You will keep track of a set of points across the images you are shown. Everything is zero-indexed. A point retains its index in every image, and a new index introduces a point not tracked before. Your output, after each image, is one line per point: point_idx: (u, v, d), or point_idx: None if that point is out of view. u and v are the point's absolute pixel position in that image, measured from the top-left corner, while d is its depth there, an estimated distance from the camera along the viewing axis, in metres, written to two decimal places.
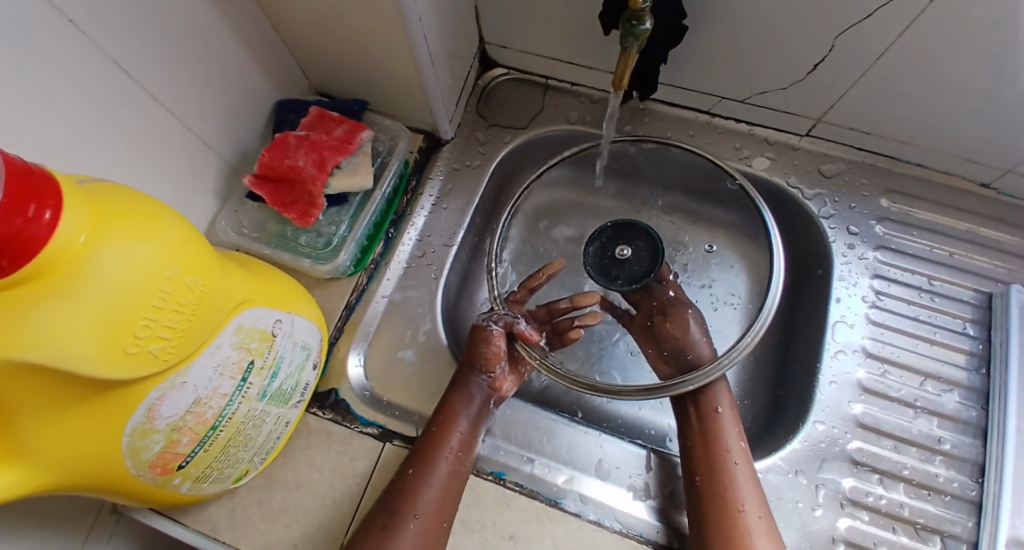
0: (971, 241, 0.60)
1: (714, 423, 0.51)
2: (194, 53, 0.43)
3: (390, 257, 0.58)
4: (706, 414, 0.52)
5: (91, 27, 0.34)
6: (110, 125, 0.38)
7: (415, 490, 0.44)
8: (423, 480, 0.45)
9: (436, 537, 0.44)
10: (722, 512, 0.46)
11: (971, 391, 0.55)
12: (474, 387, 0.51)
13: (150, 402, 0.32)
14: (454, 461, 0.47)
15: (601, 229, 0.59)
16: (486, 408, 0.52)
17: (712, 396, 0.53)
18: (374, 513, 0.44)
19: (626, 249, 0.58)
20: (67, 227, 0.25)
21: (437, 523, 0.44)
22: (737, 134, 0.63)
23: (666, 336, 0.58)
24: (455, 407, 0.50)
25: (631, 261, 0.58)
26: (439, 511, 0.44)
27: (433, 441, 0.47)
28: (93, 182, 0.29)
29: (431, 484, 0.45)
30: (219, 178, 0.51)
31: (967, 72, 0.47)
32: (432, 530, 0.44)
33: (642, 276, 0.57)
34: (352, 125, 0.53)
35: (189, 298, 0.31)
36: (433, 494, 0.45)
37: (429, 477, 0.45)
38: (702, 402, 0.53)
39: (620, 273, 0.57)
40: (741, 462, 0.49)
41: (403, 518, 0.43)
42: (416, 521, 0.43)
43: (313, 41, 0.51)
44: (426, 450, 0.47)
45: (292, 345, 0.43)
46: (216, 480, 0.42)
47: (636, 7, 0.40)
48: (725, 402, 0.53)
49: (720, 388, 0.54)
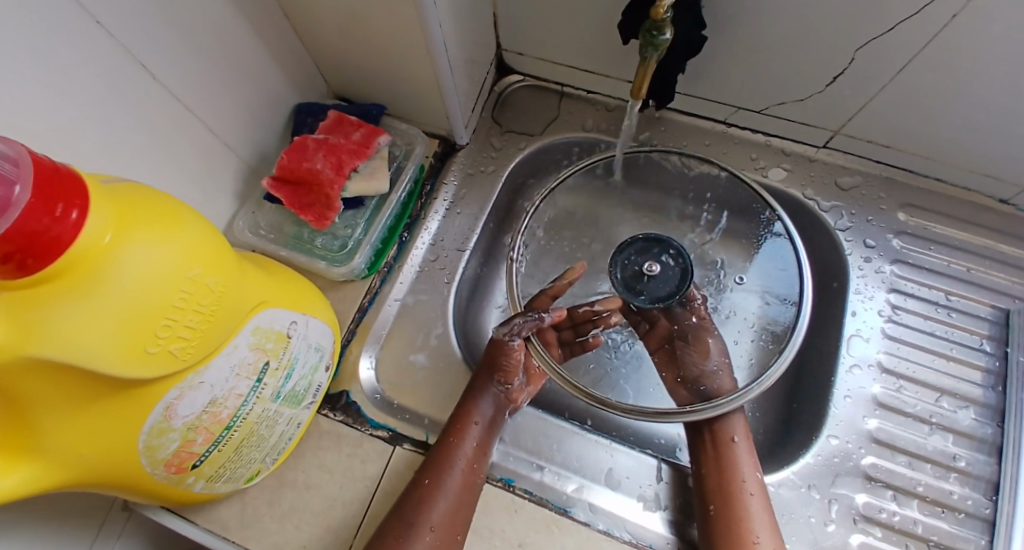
0: (988, 256, 0.59)
1: (729, 450, 0.51)
2: (216, 55, 0.44)
3: (404, 260, 0.59)
4: (721, 442, 0.52)
5: (117, 29, 0.35)
6: (133, 126, 0.38)
7: (429, 501, 0.45)
8: (438, 491, 0.45)
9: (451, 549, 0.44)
10: (735, 542, 0.45)
11: (987, 408, 0.54)
12: (490, 396, 0.51)
13: (168, 401, 0.32)
14: (469, 472, 0.47)
15: (631, 243, 0.57)
16: (501, 416, 0.52)
17: (728, 425, 0.52)
18: (389, 522, 0.44)
19: (655, 265, 0.56)
20: (92, 227, 0.26)
21: (451, 535, 0.44)
22: (752, 145, 0.63)
23: (684, 359, 0.59)
24: (470, 416, 0.50)
25: (658, 278, 0.56)
26: (453, 524, 0.44)
27: (448, 451, 0.47)
28: (117, 182, 0.29)
29: (446, 495, 0.45)
30: (237, 179, 0.51)
31: (989, 86, 0.47)
32: (446, 541, 0.44)
33: (666, 297, 0.56)
34: (370, 130, 0.53)
35: (209, 299, 0.32)
36: (448, 505, 0.45)
37: (444, 488, 0.45)
38: (717, 430, 0.52)
39: (644, 290, 0.56)
40: (755, 495, 0.49)
41: (418, 530, 0.43)
42: (432, 533, 0.43)
43: (334, 45, 0.52)
44: (441, 460, 0.47)
45: (306, 346, 0.44)
46: (229, 480, 0.42)
47: (657, 17, 0.40)
48: (741, 432, 0.52)
49: (735, 415, 0.53)
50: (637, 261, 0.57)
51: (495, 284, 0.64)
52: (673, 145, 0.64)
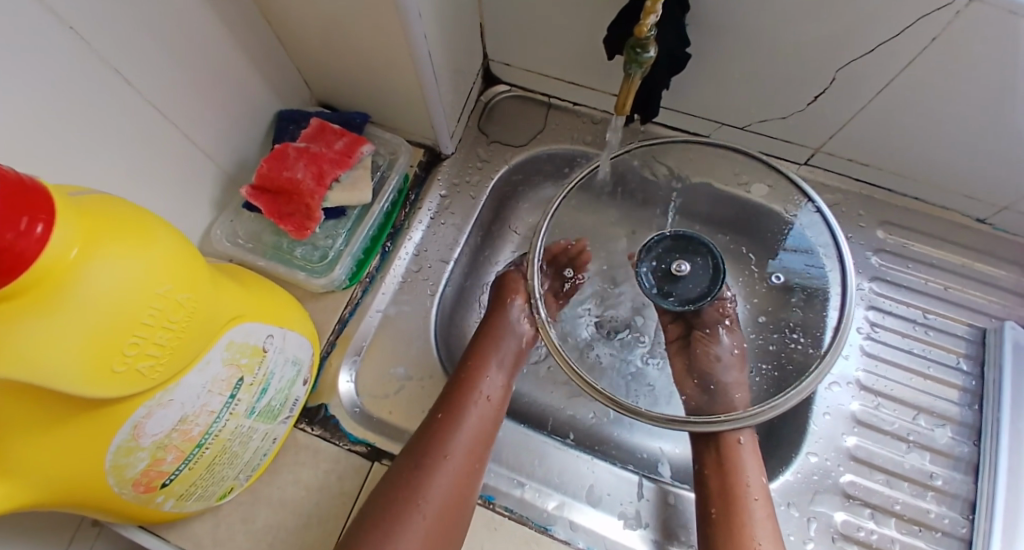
0: (965, 275, 0.60)
1: (734, 453, 0.51)
2: (197, 61, 0.43)
3: (387, 271, 0.58)
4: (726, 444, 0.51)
5: (94, 37, 0.34)
6: (107, 133, 0.37)
7: (445, 431, 0.46)
8: (454, 422, 0.47)
9: (467, 478, 0.45)
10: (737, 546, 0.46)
11: (963, 426, 0.55)
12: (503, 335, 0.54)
13: (136, 420, 0.31)
14: (484, 405, 0.49)
15: (660, 242, 0.59)
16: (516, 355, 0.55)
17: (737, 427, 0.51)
18: (406, 454, 0.45)
19: (684, 264, 0.58)
20: (58, 241, 0.24)
21: (467, 465, 0.45)
22: (737, 160, 0.61)
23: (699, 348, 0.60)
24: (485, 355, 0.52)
25: (687, 278, 0.58)
26: (470, 453, 0.46)
27: (463, 386, 0.49)
28: (86, 195, 0.28)
29: (461, 426, 0.47)
30: (216, 187, 0.50)
31: (965, 109, 0.48)
32: (463, 470, 0.45)
33: (696, 298, 0.57)
34: (353, 138, 0.53)
35: (180, 314, 0.31)
36: (464, 436, 0.46)
37: (459, 420, 0.47)
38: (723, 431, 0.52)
39: (674, 292, 0.57)
40: (762, 500, 0.49)
41: (436, 456, 0.45)
42: (447, 461, 0.45)
43: (318, 53, 0.51)
44: (456, 396, 0.49)
45: (282, 360, 0.43)
46: (199, 498, 0.41)
47: (641, 36, 0.40)
48: (748, 435, 0.52)
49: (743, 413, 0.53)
50: (667, 258, 0.59)
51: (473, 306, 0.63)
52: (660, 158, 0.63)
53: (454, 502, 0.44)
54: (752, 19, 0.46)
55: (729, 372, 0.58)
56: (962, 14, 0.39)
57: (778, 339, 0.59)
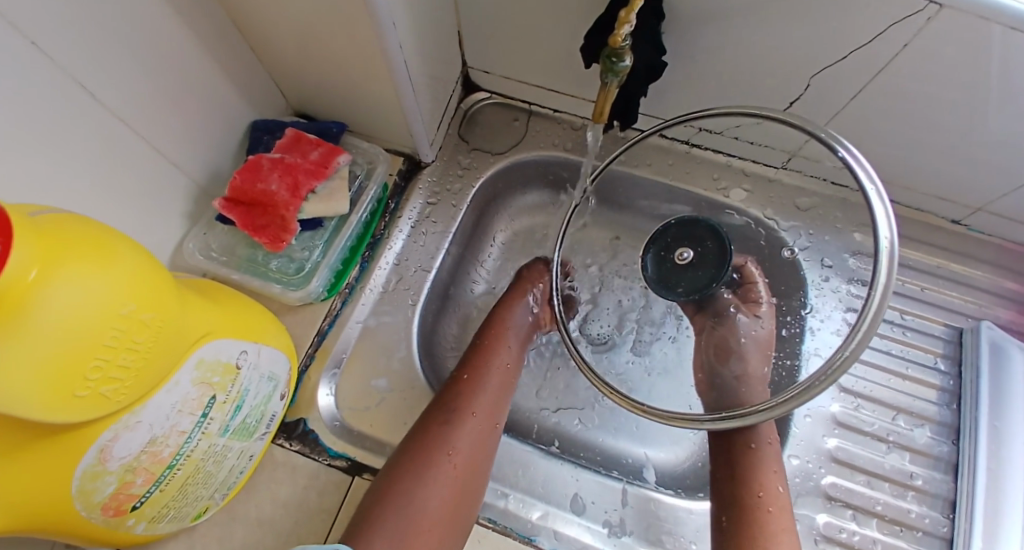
0: (941, 275, 0.61)
1: (746, 459, 0.49)
2: (166, 73, 0.42)
3: (366, 282, 0.57)
4: (740, 450, 0.49)
5: (58, 51, 0.33)
6: (73, 148, 0.36)
7: (469, 391, 0.49)
8: (477, 384, 0.49)
9: (489, 435, 0.48)
10: None
11: (942, 426, 0.56)
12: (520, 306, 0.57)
13: (102, 443, 0.30)
14: (503, 370, 0.52)
15: (666, 230, 0.54)
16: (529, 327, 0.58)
17: (752, 432, 0.50)
18: (433, 410, 0.47)
19: (688, 252, 0.52)
20: (15, 264, 0.24)
21: (489, 423, 0.48)
22: (715, 164, 0.64)
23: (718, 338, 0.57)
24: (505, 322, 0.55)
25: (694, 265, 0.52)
26: (491, 412, 0.49)
27: (487, 351, 0.52)
28: (47, 214, 0.27)
29: (485, 388, 0.49)
30: (188, 199, 0.49)
31: (937, 114, 0.49)
32: (486, 427, 0.48)
33: (704, 286, 0.52)
34: (329, 148, 0.52)
35: (146, 334, 0.30)
36: (488, 397, 0.49)
37: (483, 382, 0.50)
38: (737, 434, 0.50)
39: (680, 282, 0.52)
40: (780, 508, 0.48)
41: (462, 414, 0.47)
42: (474, 417, 0.47)
43: (293, 62, 0.51)
44: (478, 359, 0.51)
45: (258, 376, 0.42)
46: (173, 520, 0.40)
47: (616, 46, 0.40)
48: (764, 437, 0.50)
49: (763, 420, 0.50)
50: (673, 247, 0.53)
51: (454, 314, 0.64)
52: (639, 164, 0.64)
53: (478, 454, 0.46)
54: (727, 27, 0.47)
55: (751, 364, 0.56)
56: (933, 20, 0.40)
57: (793, 321, 0.59)
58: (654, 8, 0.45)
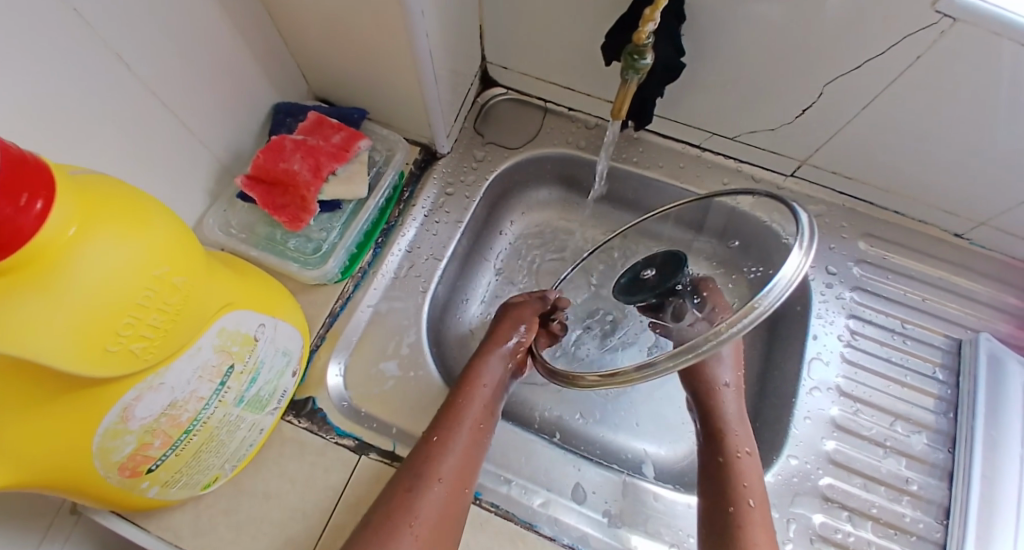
0: (943, 288, 0.62)
1: (724, 470, 0.49)
2: (198, 50, 0.43)
3: (379, 266, 0.58)
4: (710, 465, 0.50)
5: (98, 19, 0.34)
6: (104, 117, 0.37)
7: (438, 455, 0.45)
8: (446, 446, 0.46)
9: (458, 500, 0.44)
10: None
11: (939, 433, 0.57)
12: (496, 359, 0.54)
13: (125, 402, 0.31)
14: (476, 430, 0.48)
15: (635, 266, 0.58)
16: (507, 379, 0.54)
17: (718, 444, 0.51)
18: (399, 476, 0.45)
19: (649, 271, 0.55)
20: (57, 219, 0.25)
21: (458, 488, 0.45)
22: (725, 170, 0.65)
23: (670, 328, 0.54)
24: (479, 379, 0.52)
25: (654, 276, 0.54)
26: (460, 476, 0.45)
27: (457, 409, 0.49)
28: (85, 173, 0.28)
29: (454, 451, 0.46)
30: (211, 176, 0.50)
31: (946, 127, 0.50)
32: (455, 491, 0.44)
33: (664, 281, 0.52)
34: (350, 133, 0.53)
35: (175, 297, 0.31)
36: (456, 462, 0.46)
37: (454, 443, 0.46)
38: (707, 451, 0.51)
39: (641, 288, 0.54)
40: (759, 525, 0.46)
41: (427, 481, 0.44)
42: (440, 483, 0.44)
43: (317, 47, 0.51)
44: (450, 419, 0.48)
45: (273, 350, 0.43)
46: (184, 486, 0.41)
47: (639, 43, 0.42)
48: (740, 446, 0.50)
49: (737, 431, 0.51)
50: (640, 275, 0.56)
51: (459, 310, 0.64)
52: (650, 166, 0.65)
53: (444, 524, 0.43)
54: (745, 32, 0.48)
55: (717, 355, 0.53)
56: (946, 34, 0.41)
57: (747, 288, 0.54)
58: (676, 11, 0.46)
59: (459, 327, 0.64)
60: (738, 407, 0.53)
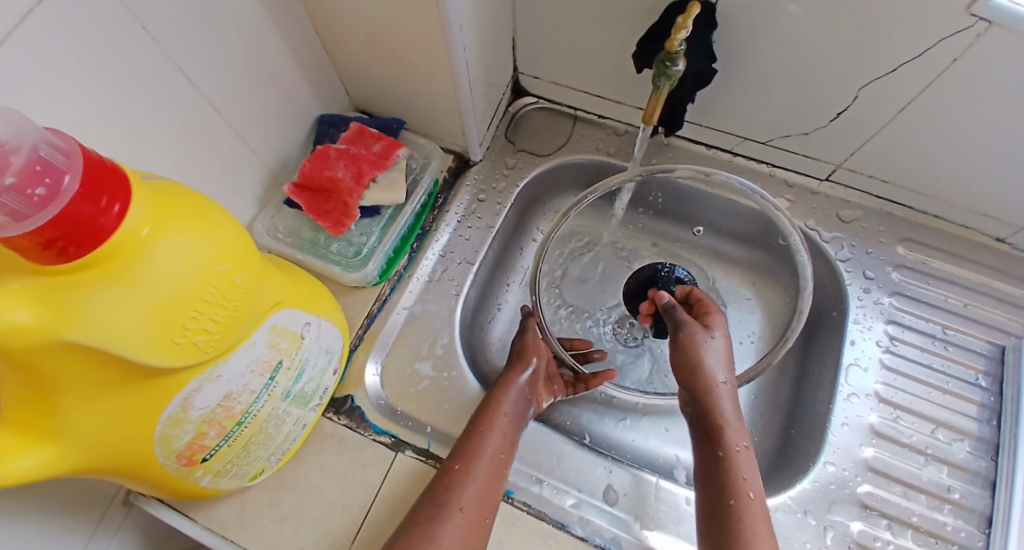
0: (985, 293, 0.60)
1: (720, 466, 0.44)
2: (250, 65, 0.46)
3: (414, 270, 0.60)
4: (708, 462, 0.45)
5: (163, 37, 0.37)
6: (165, 127, 0.40)
7: (460, 484, 0.44)
8: (468, 476, 0.45)
9: (476, 533, 0.43)
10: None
11: (982, 441, 0.55)
12: (514, 391, 0.52)
13: (188, 392, 0.33)
14: (496, 461, 0.47)
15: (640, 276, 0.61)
16: (526, 410, 0.53)
17: (714, 439, 0.45)
18: (421, 506, 0.43)
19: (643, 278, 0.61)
20: (132, 220, 0.27)
21: (479, 519, 0.43)
22: (757, 175, 0.65)
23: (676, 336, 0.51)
24: (498, 408, 0.50)
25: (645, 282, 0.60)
26: (481, 507, 0.44)
27: (477, 439, 0.47)
28: (157, 179, 0.31)
29: (475, 480, 0.45)
30: (260, 184, 0.53)
31: (986, 130, 0.49)
32: (476, 522, 0.43)
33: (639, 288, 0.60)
34: (390, 142, 0.56)
35: (234, 294, 0.33)
36: (478, 491, 0.44)
37: (473, 473, 0.45)
38: (704, 446, 0.46)
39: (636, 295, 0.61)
40: (758, 520, 0.41)
41: (448, 511, 0.42)
42: (463, 514, 0.43)
43: (359, 61, 0.54)
44: (470, 448, 0.47)
45: (317, 347, 0.45)
46: (234, 476, 0.43)
47: (672, 51, 0.44)
48: (737, 439, 0.45)
49: (730, 424, 0.45)
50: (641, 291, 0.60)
51: (488, 316, 0.65)
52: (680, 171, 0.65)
53: None
54: (776, 37, 0.48)
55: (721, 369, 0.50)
56: (983, 36, 0.40)
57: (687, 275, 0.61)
58: (706, 20, 0.47)
59: (489, 332, 0.65)
60: (738, 403, 0.48)
